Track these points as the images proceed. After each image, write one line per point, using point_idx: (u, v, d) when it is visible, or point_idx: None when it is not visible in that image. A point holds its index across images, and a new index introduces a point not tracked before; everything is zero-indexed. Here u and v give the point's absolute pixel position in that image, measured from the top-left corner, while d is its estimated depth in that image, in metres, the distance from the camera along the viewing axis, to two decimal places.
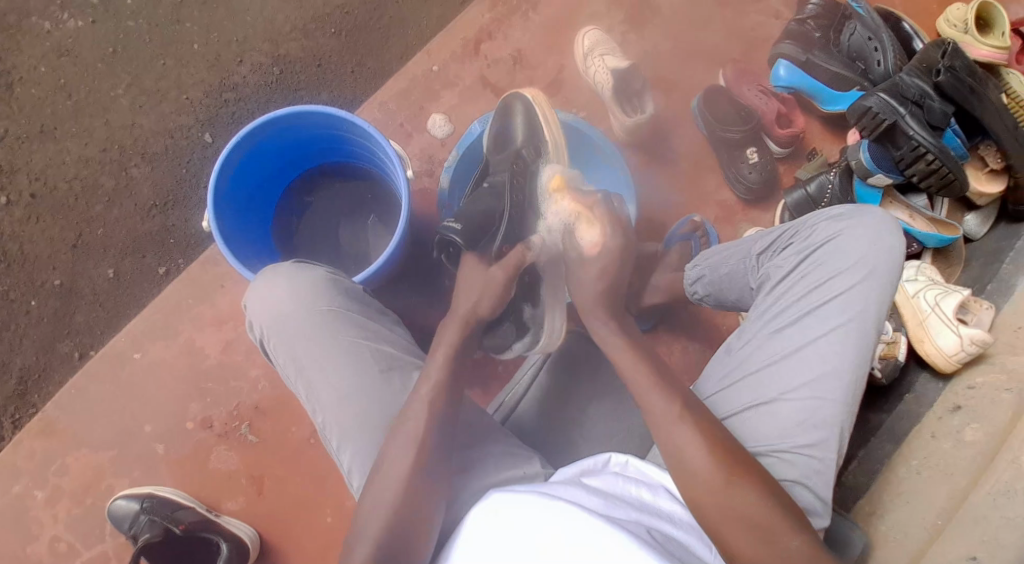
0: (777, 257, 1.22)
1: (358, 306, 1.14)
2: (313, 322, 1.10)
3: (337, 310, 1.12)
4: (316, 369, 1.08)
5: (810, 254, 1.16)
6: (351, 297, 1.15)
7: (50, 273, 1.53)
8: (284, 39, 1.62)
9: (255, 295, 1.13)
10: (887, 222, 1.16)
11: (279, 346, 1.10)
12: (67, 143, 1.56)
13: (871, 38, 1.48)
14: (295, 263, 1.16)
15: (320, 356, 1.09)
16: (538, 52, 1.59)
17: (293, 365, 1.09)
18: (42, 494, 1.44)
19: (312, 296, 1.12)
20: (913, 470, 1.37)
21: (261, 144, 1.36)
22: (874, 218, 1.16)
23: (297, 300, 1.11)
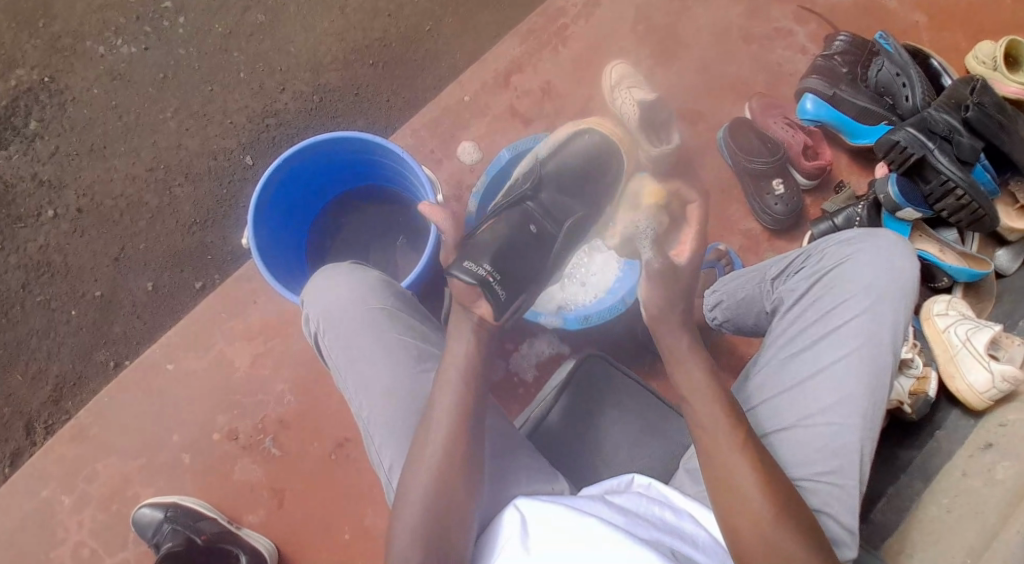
0: (789, 281, 1.26)
1: (406, 308, 1.24)
2: (365, 316, 1.19)
3: (388, 309, 1.21)
4: (364, 361, 1.17)
5: (820, 277, 1.20)
6: (400, 299, 1.25)
7: (91, 284, 1.58)
8: (325, 69, 1.69)
9: (314, 292, 1.23)
10: (897, 245, 1.20)
11: (333, 340, 1.19)
12: (114, 162, 1.63)
13: (899, 74, 1.51)
14: (350, 265, 1.26)
15: (369, 348, 1.17)
16: (566, 83, 1.64)
17: (344, 356, 1.18)
18: (69, 500, 1.47)
19: (365, 294, 1.21)
20: (942, 509, 1.32)
21: (300, 168, 1.42)
22: (882, 241, 1.20)
23: (353, 298, 1.20)
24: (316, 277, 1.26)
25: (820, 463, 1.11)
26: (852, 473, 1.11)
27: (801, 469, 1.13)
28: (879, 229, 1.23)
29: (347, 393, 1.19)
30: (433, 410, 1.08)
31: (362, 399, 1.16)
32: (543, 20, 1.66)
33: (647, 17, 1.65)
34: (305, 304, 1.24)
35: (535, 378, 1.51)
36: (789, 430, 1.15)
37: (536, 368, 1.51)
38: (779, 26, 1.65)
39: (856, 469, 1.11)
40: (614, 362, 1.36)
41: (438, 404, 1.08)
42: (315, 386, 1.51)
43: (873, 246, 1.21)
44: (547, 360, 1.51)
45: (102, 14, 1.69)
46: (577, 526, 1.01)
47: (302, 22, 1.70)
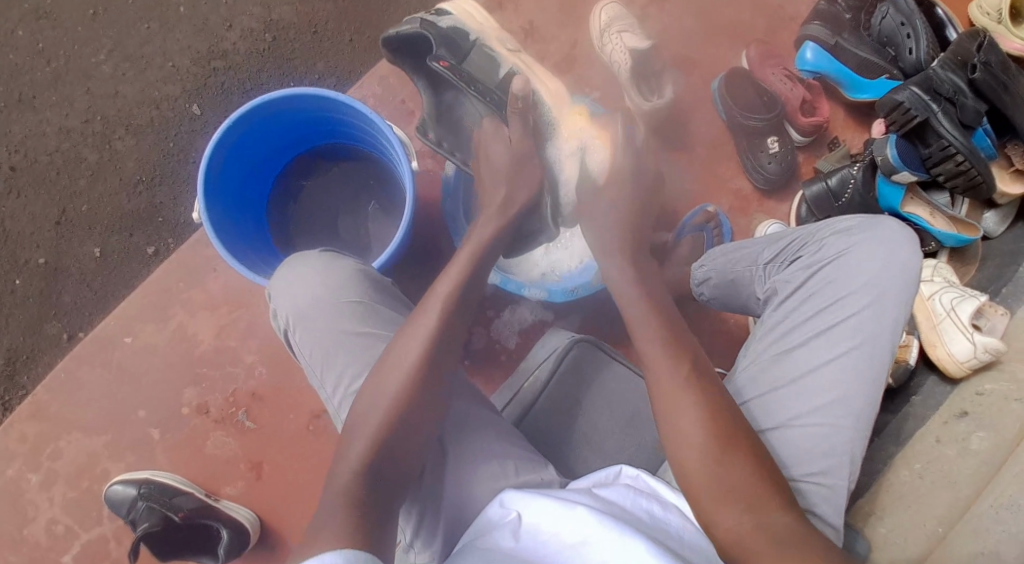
0: (785, 269, 1.20)
1: (383, 296, 1.14)
2: (342, 310, 1.09)
3: (365, 300, 1.11)
4: (342, 358, 1.07)
5: (818, 269, 1.14)
6: (376, 286, 1.15)
7: (33, 251, 1.51)
8: (279, 3, 1.55)
9: (282, 285, 1.12)
10: (902, 237, 1.13)
11: (309, 338, 1.08)
12: (46, 114, 1.54)
13: (904, 23, 1.47)
14: (318, 252, 1.15)
15: (345, 345, 1.08)
16: (552, 26, 1.56)
17: (320, 356, 1.08)
18: (36, 477, 1.42)
19: (339, 285, 1.11)
20: (915, 474, 1.32)
21: (258, 124, 1.29)
22: (887, 232, 1.14)
23: (324, 290, 1.10)
24: (280, 267, 1.14)
25: (809, 465, 1.06)
26: (842, 474, 1.06)
27: (788, 471, 1.08)
28: (881, 217, 1.16)
29: (324, 395, 1.09)
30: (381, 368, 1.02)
31: (342, 397, 1.07)
32: None
33: None
34: (271, 299, 1.13)
35: (517, 345, 1.49)
36: (778, 430, 1.09)
37: (517, 336, 1.50)
38: None
39: (847, 471, 1.07)
40: (601, 346, 1.28)
41: (388, 375, 1.01)
42: (290, 356, 1.46)
43: (874, 237, 1.14)
44: (527, 329, 1.50)
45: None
46: (567, 514, 0.91)
47: None
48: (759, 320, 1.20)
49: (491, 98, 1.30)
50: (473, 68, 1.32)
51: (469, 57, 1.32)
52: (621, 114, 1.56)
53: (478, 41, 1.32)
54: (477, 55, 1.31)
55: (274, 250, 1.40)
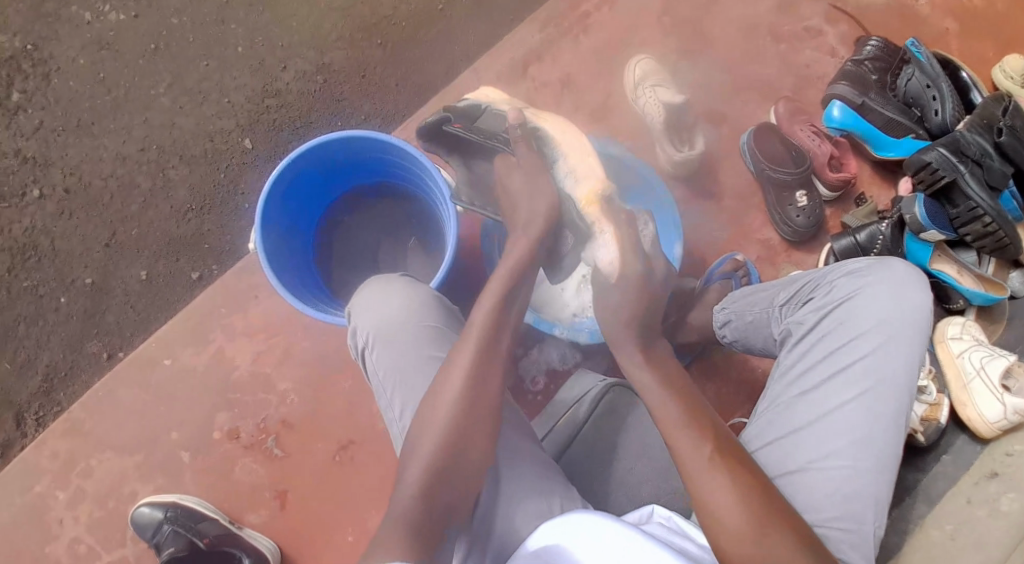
0: (799, 311, 1.21)
1: (456, 327, 1.18)
2: (419, 333, 1.13)
3: (441, 327, 1.15)
4: (414, 380, 1.10)
5: (830, 311, 1.15)
6: (451, 316, 1.19)
7: (82, 271, 1.56)
8: (329, 46, 1.64)
9: (363, 301, 1.16)
10: (910, 277, 1.14)
11: (384, 354, 1.12)
12: (104, 140, 1.61)
13: (929, 85, 1.53)
14: (401, 276, 1.19)
15: (419, 367, 1.11)
16: (588, 76, 1.62)
17: (393, 373, 1.11)
18: (63, 496, 1.44)
19: (419, 309, 1.15)
20: (947, 534, 1.29)
21: (313, 163, 1.36)
22: (894, 273, 1.15)
23: (410, 312, 1.14)
24: (365, 284, 1.19)
25: (829, 508, 1.05)
26: (864, 517, 1.05)
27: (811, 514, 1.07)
28: (890, 257, 1.17)
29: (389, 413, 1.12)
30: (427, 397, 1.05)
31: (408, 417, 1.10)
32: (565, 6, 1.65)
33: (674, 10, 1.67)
34: (351, 312, 1.17)
35: (544, 384, 1.51)
36: (797, 473, 1.09)
37: (544, 376, 1.51)
38: (809, 26, 1.68)
39: (870, 514, 1.06)
40: (635, 390, 1.30)
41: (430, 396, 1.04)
42: (320, 386, 1.48)
43: (884, 278, 1.15)
44: (556, 370, 1.52)
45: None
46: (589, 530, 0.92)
47: None
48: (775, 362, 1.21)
49: (493, 140, 1.36)
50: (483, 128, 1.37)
51: (481, 119, 1.40)
52: (654, 162, 1.60)
53: (488, 107, 1.40)
54: (489, 115, 1.39)
55: (317, 279, 1.45)
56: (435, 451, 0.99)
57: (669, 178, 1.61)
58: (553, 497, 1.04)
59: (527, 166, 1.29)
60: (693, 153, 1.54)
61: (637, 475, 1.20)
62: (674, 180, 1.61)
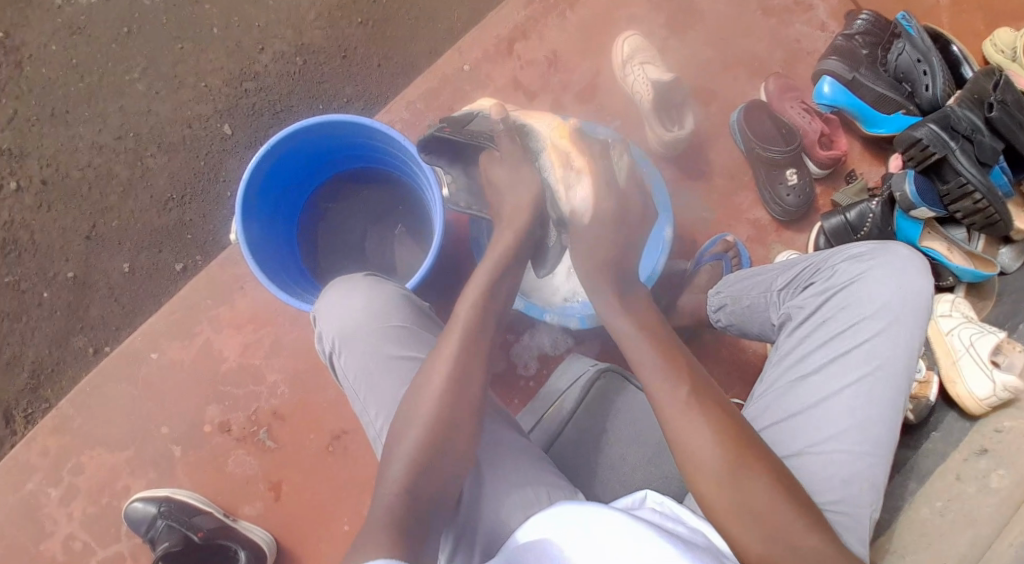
0: (799, 295, 1.20)
1: (424, 323, 1.17)
2: (383, 334, 1.13)
3: (406, 324, 1.14)
4: (384, 382, 1.10)
5: (831, 296, 1.14)
6: (418, 312, 1.18)
7: (63, 265, 1.54)
8: (309, 27, 1.60)
9: (329, 304, 1.16)
10: (912, 262, 1.14)
11: (351, 356, 1.12)
12: (79, 129, 1.57)
13: (920, 60, 1.51)
14: (367, 276, 1.19)
15: (386, 369, 1.10)
16: (574, 54, 1.59)
17: (362, 375, 1.11)
18: (56, 492, 1.44)
19: (383, 309, 1.14)
20: (936, 511, 1.31)
21: (295, 148, 1.33)
22: (897, 259, 1.14)
23: (372, 314, 1.14)
24: (332, 286, 1.19)
25: (827, 492, 1.06)
26: (862, 502, 1.05)
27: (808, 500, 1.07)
28: (891, 242, 1.17)
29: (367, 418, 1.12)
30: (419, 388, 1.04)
31: (384, 418, 1.09)
32: None
33: None
34: (318, 317, 1.17)
35: (537, 369, 1.51)
36: (796, 458, 1.09)
37: (536, 360, 1.51)
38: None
39: (867, 499, 1.06)
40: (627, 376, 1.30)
41: (420, 392, 1.03)
42: (310, 376, 1.47)
43: (886, 262, 1.14)
44: (548, 354, 1.51)
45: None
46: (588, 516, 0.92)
47: None
48: (774, 346, 1.21)
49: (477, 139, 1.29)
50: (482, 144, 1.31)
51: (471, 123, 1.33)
52: (643, 141, 1.58)
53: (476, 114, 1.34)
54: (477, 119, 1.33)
55: (302, 269, 1.43)
56: (428, 449, 0.99)
57: (657, 158, 1.59)
58: (542, 489, 1.04)
59: (509, 156, 1.24)
60: (684, 132, 1.50)
61: (632, 463, 1.21)
62: (663, 160, 1.59)
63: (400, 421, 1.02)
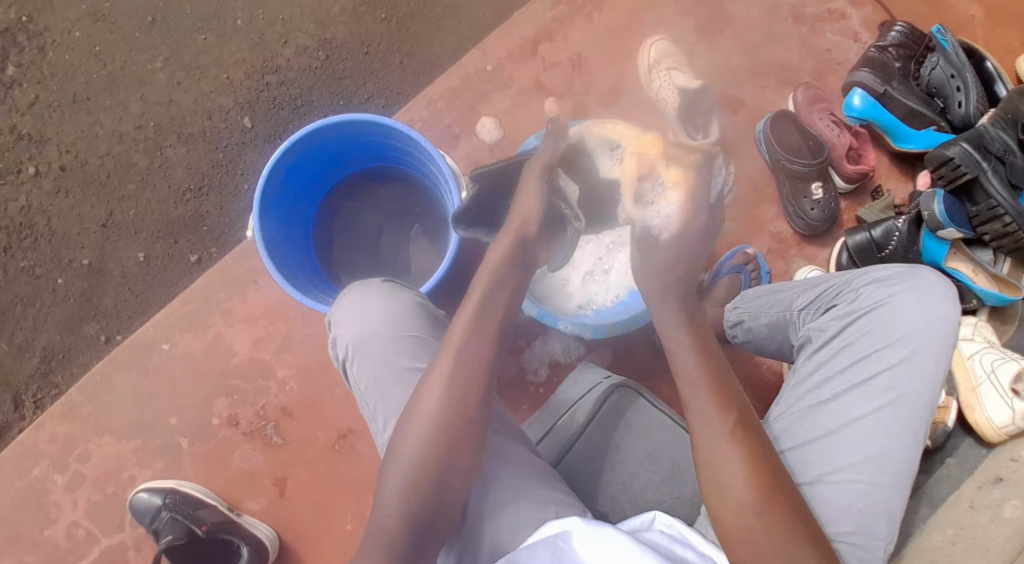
0: (821, 317, 1.18)
1: (436, 333, 1.16)
2: (394, 346, 1.12)
3: (420, 335, 1.14)
4: (397, 393, 1.10)
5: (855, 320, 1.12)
6: (431, 321, 1.17)
7: (78, 251, 1.53)
8: (333, 21, 1.58)
9: (342, 310, 1.15)
10: (939, 289, 1.12)
11: (363, 366, 1.12)
12: (101, 116, 1.56)
13: (954, 76, 1.48)
14: (382, 283, 1.18)
15: (395, 382, 1.10)
16: (600, 58, 1.57)
17: (373, 386, 1.11)
18: (62, 479, 1.44)
19: (396, 318, 1.14)
20: (948, 539, 1.28)
21: (317, 145, 1.33)
22: (923, 285, 1.12)
23: (389, 322, 1.13)
24: (346, 291, 1.18)
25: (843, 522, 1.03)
26: (879, 533, 1.03)
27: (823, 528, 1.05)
28: (918, 268, 1.15)
29: (376, 426, 1.12)
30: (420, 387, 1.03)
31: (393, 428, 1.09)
32: None
33: None
34: (331, 322, 1.17)
35: (549, 375, 1.49)
36: (812, 485, 1.06)
37: (548, 367, 1.50)
38: (832, 8, 1.61)
39: (883, 531, 1.04)
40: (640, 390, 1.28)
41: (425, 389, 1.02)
42: (320, 374, 1.46)
43: (912, 289, 1.13)
44: (560, 361, 1.50)
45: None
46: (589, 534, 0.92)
47: None
48: (792, 368, 1.18)
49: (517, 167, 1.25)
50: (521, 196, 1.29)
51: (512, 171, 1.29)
52: None
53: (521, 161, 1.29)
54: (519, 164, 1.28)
55: (315, 267, 1.41)
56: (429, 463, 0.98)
57: None
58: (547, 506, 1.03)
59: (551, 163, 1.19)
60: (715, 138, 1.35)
61: (643, 482, 1.19)
62: None
63: (407, 422, 1.01)
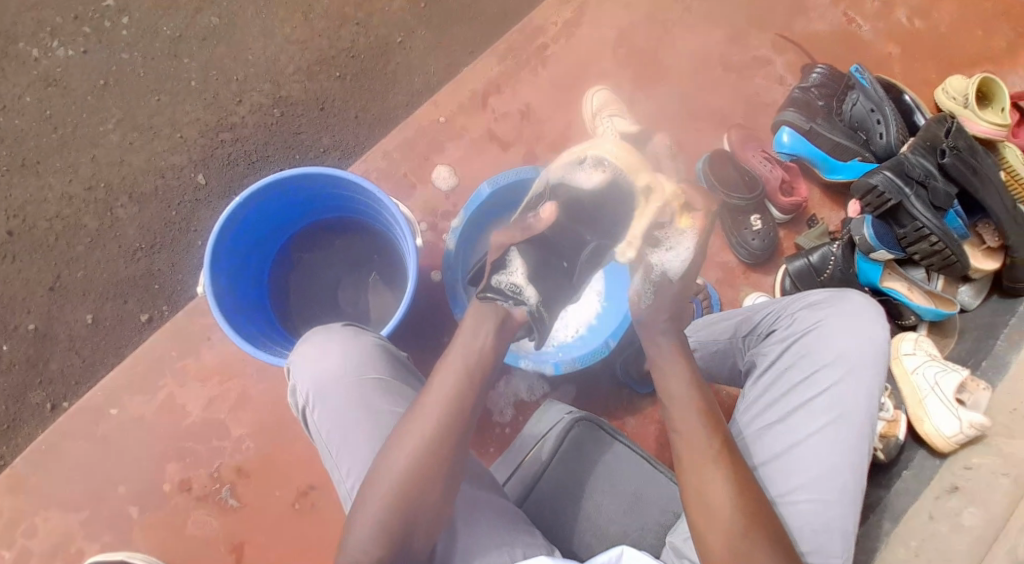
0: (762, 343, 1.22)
1: (401, 375, 1.16)
2: (357, 389, 1.11)
3: (385, 378, 1.13)
4: (360, 439, 1.09)
5: (790, 345, 1.16)
6: (395, 364, 1.17)
7: (24, 316, 1.50)
8: (286, 80, 1.61)
9: (306, 353, 1.14)
10: (867, 309, 1.16)
11: (326, 412, 1.11)
12: (50, 179, 1.55)
13: (874, 110, 1.57)
14: (345, 326, 1.17)
15: (359, 427, 1.09)
16: (547, 106, 1.62)
17: (337, 432, 1.10)
18: (9, 555, 1.38)
19: (360, 361, 1.13)
20: (911, 551, 1.30)
21: (272, 197, 1.33)
22: (851, 306, 1.17)
23: (350, 367, 1.12)
24: (308, 334, 1.17)
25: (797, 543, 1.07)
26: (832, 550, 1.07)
27: None
28: (847, 289, 1.19)
29: (338, 474, 1.11)
30: (395, 437, 1.03)
31: (355, 477, 1.08)
32: (523, 37, 1.65)
33: (629, 40, 1.68)
34: (292, 367, 1.15)
35: (513, 417, 1.50)
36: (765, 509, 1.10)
37: (512, 408, 1.50)
38: (758, 55, 1.71)
39: (838, 548, 1.07)
40: (600, 424, 1.28)
41: (400, 439, 1.03)
42: (279, 429, 1.44)
43: (842, 310, 1.17)
44: (523, 402, 1.51)
45: (38, 15, 1.60)
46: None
47: (259, 27, 1.63)
48: (740, 394, 1.22)
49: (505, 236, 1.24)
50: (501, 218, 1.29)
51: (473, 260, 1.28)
52: None
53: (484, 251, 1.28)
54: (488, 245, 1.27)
55: (270, 321, 1.41)
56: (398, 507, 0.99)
57: None
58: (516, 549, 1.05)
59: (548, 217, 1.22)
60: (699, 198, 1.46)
61: (607, 514, 1.20)
62: None
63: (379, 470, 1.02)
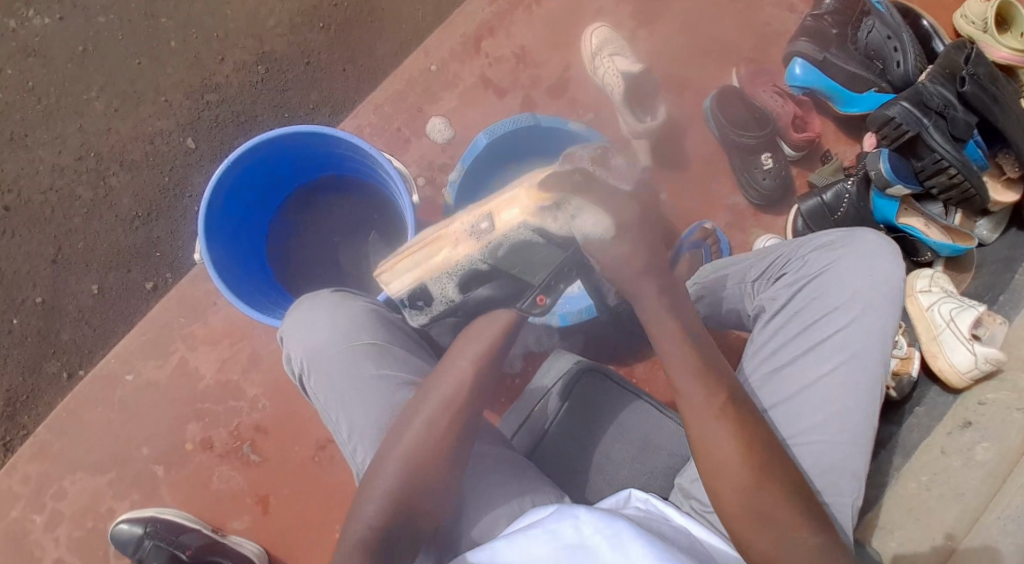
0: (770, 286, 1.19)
1: (397, 339, 1.18)
2: (348, 355, 1.13)
3: (378, 342, 1.15)
4: (355, 399, 1.11)
5: (802, 288, 1.13)
6: (390, 328, 1.19)
7: (30, 290, 1.52)
8: (269, 34, 1.57)
9: (295, 326, 1.16)
10: (881, 248, 1.13)
11: (321, 381, 1.12)
12: (39, 152, 1.55)
13: (890, 37, 1.48)
14: (335, 294, 1.19)
15: (359, 391, 1.11)
16: (542, 49, 1.57)
17: (336, 399, 1.12)
18: (42, 517, 1.44)
19: (352, 328, 1.15)
20: (922, 487, 1.33)
21: (262, 159, 1.32)
22: (864, 245, 1.13)
23: (338, 333, 1.14)
24: (297, 305, 1.19)
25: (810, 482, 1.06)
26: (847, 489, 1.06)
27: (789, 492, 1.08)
28: (860, 228, 1.16)
29: (342, 437, 1.13)
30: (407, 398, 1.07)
31: (358, 440, 1.10)
32: None
33: None
34: (285, 341, 1.17)
35: (522, 369, 1.51)
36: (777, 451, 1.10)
37: (521, 359, 1.52)
38: None
39: (851, 488, 1.07)
40: (609, 375, 1.29)
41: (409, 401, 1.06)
42: (291, 388, 1.46)
43: (855, 250, 1.13)
44: (532, 353, 1.52)
45: None
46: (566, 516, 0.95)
47: None
48: (750, 336, 1.20)
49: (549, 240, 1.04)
50: (502, 247, 1.05)
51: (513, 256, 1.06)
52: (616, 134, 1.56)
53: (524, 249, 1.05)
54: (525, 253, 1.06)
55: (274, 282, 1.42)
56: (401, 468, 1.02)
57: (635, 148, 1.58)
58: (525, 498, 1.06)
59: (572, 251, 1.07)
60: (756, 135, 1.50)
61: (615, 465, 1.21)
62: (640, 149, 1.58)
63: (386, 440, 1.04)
